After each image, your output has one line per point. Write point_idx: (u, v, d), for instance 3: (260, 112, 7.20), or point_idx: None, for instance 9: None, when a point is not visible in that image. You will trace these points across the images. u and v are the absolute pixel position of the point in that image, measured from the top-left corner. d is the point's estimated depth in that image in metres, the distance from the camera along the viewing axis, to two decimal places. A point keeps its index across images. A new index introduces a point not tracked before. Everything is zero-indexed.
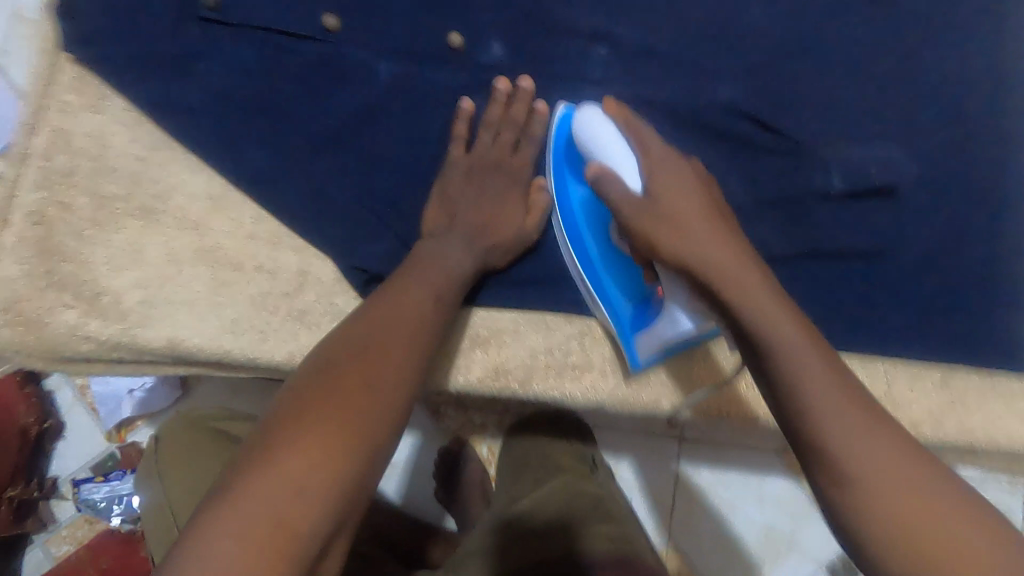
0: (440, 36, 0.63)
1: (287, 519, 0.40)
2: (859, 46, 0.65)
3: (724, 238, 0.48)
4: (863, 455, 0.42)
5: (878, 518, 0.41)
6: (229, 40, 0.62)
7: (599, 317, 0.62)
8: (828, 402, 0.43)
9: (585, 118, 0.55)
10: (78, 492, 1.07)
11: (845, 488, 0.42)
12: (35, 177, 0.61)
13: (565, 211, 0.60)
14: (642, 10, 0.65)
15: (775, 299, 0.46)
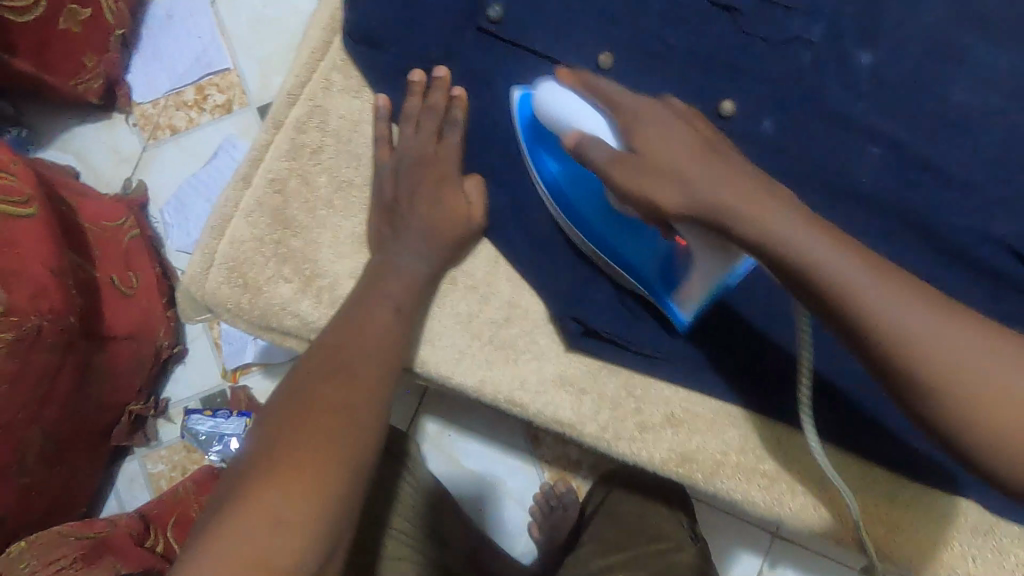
0: (709, 100, 0.61)
1: (265, 557, 0.38)
2: None
3: (712, 156, 0.42)
4: (932, 340, 0.37)
5: (981, 403, 0.37)
6: (502, 55, 0.61)
7: (629, 289, 0.57)
8: (879, 295, 0.38)
9: (545, 97, 0.52)
10: (187, 420, 1.11)
11: (927, 388, 0.38)
12: (285, 147, 0.62)
13: (558, 198, 0.56)
14: (933, 115, 0.60)
15: (785, 207, 0.40)
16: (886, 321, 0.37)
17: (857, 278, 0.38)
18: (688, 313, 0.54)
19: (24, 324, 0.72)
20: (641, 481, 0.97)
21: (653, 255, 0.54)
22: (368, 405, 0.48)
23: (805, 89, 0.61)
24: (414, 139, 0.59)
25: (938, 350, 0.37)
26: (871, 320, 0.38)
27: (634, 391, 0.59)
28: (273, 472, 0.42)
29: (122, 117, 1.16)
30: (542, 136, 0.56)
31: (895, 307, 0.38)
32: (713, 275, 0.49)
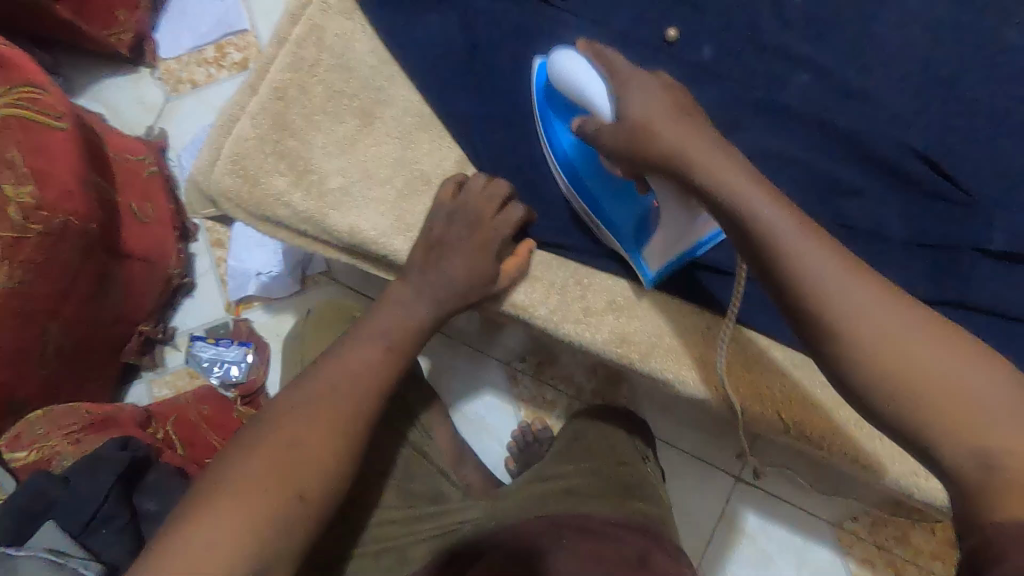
0: (658, 29, 0.69)
1: (292, 436, 0.52)
2: None
3: (691, 134, 0.51)
4: (857, 308, 0.43)
5: (892, 369, 0.42)
6: None
7: (608, 244, 0.67)
8: (816, 259, 0.45)
9: (558, 59, 0.60)
10: (191, 347, 1.20)
11: (835, 329, 0.44)
12: (287, 60, 0.71)
13: (556, 149, 0.65)
14: (852, 46, 0.68)
15: (747, 179, 0.48)
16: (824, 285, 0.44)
17: (801, 244, 0.45)
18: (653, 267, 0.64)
19: (52, 219, 0.81)
20: (606, 414, 1.04)
21: (627, 214, 0.63)
22: None
23: (741, 21, 0.69)
24: None
25: (863, 314, 0.43)
26: (802, 271, 0.45)
27: (582, 280, 0.68)
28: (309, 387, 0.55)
29: (148, 71, 1.27)
30: (552, 96, 0.64)
31: (830, 272, 0.44)
32: (681, 233, 0.59)
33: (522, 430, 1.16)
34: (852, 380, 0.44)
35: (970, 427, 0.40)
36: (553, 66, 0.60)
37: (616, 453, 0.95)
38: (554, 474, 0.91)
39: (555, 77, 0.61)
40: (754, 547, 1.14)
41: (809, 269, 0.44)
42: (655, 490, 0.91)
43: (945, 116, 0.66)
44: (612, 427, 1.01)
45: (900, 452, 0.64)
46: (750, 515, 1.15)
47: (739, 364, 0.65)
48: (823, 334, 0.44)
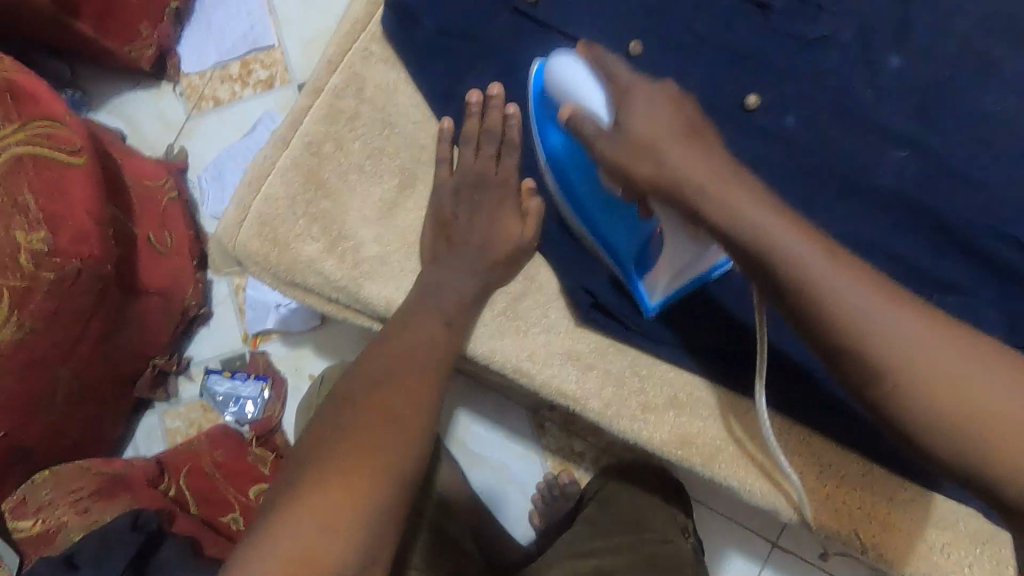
0: (736, 93, 0.62)
1: (313, 559, 0.39)
2: None
3: (696, 149, 0.44)
4: (923, 364, 0.37)
5: (980, 434, 0.36)
6: (534, 36, 0.63)
7: (606, 268, 0.60)
8: (864, 311, 0.38)
9: (562, 64, 0.53)
10: (206, 380, 1.15)
11: (899, 391, 0.38)
12: (323, 112, 0.64)
13: (553, 162, 0.58)
14: (956, 119, 0.60)
15: (758, 204, 0.41)
16: (860, 326, 0.38)
17: (832, 283, 0.39)
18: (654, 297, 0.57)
19: (66, 266, 0.77)
20: (639, 475, 1.04)
21: (630, 238, 0.57)
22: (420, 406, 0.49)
23: (832, 86, 0.61)
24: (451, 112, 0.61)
25: (932, 371, 0.37)
26: (851, 326, 0.38)
27: (640, 371, 0.61)
28: (332, 483, 0.43)
29: (169, 86, 1.21)
30: (548, 101, 0.57)
31: (882, 321, 0.38)
32: (689, 264, 0.52)
33: (549, 483, 1.10)
34: (902, 424, 0.38)
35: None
36: (556, 71, 0.53)
37: (653, 527, 0.94)
38: (591, 548, 0.90)
39: (555, 85, 0.54)
40: None
41: (843, 307, 0.38)
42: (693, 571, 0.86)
43: None
44: (643, 488, 1.01)
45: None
46: None
47: (814, 474, 0.59)
48: (867, 377, 0.38)
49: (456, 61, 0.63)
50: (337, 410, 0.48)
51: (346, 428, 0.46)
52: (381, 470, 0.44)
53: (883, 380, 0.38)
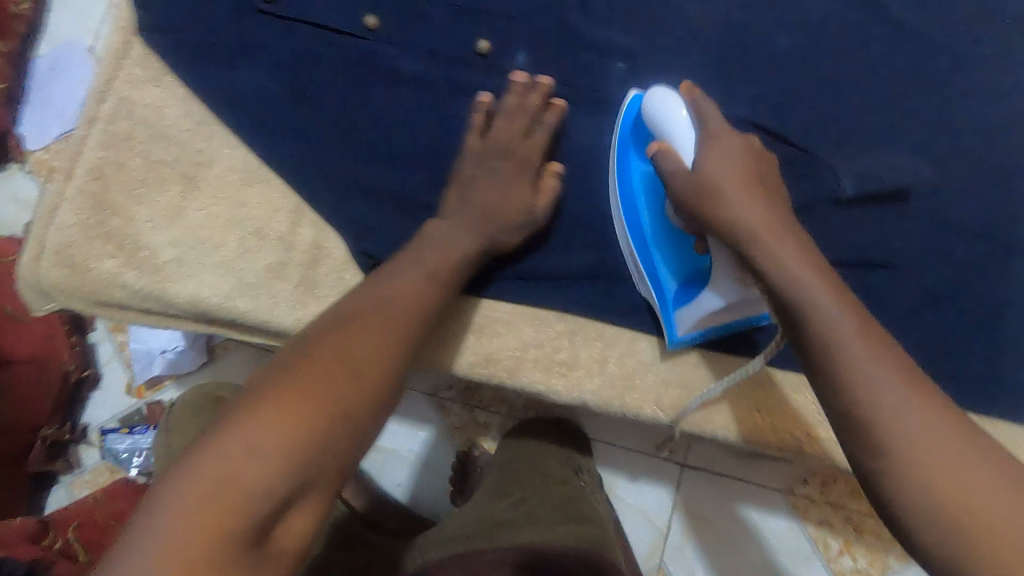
0: (469, 43, 0.68)
1: (235, 476, 0.42)
2: (862, 73, 0.67)
3: (754, 203, 0.50)
4: (898, 423, 0.42)
5: (942, 503, 0.40)
6: (279, 32, 0.68)
7: (644, 293, 0.64)
8: (859, 353, 0.44)
9: (657, 95, 0.56)
10: (105, 440, 1.15)
11: (879, 446, 0.42)
12: (101, 139, 0.68)
13: (623, 182, 0.62)
14: (661, 26, 0.68)
15: (811, 270, 0.47)
16: (860, 377, 0.44)
17: (831, 315, 0.45)
18: (681, 331, 0.61)
19: None
20: (537, 428, 1.10)
21: (677, 275, 0.60)
22: (372, 354, 0.51)
23: (551, 20, 0.68)
24: (279, 125, 0.67)
25: (904, 435, 0.42)
26: (836, 358, 0.44)
27: None
28: (276, 405, 0.45)
29: (17, 167, 1.23)
30: (638, 134, 0.62)
31: (875, 366, 0.44)
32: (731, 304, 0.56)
33: (460, 459, 1.13)
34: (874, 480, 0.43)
35: (988, 528, 0.38)
36: (650, 101, 0.57)
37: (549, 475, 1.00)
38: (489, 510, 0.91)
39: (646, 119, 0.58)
40: (712, 529, 1.13)
41: (831, 332, 0.45)
42: (582, 505, 0.94)
43: (761, 81, 0.67)
44: (552, 445, 1.07)
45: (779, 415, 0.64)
46: (702, 500, 1.14)
47: (608, 359, 0.65)
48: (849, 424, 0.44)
49: (215, 69, 0.68)
50: (294, 351, 0.50)
51: (297, 368, 0.48)
52: (322, 405, 0.46)
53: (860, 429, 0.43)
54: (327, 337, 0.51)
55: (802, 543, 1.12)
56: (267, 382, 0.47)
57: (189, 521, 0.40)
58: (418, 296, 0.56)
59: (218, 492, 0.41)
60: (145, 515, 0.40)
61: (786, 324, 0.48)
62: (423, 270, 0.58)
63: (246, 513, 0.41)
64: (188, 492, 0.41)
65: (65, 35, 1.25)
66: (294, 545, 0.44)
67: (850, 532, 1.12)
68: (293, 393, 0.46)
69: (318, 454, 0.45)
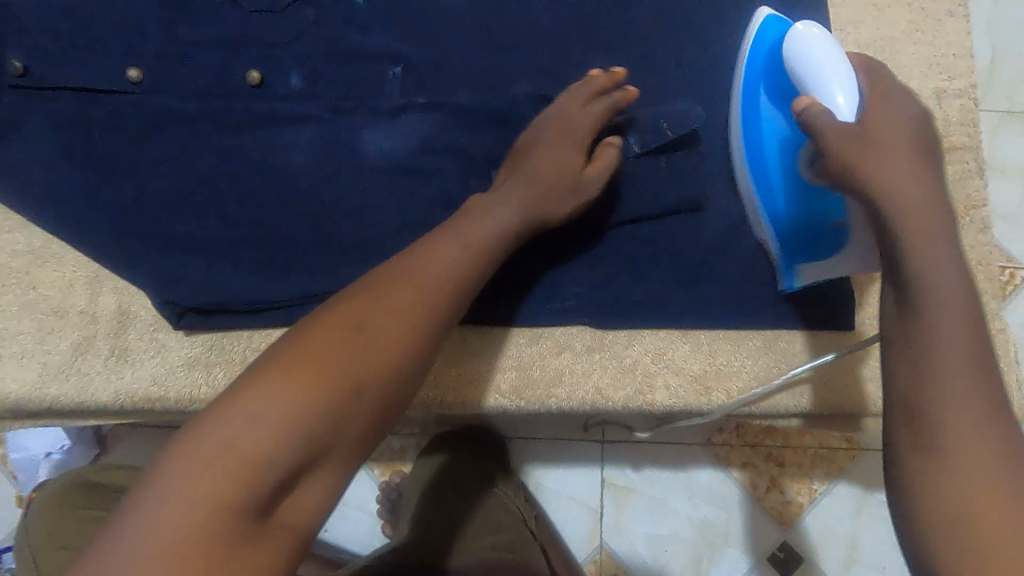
0: (239, 76, 0.67)
1: (240, 442, 0.42)
2: (629, 30, 0.69)
3: (908, 176, 0.48)
4: (954, 430, 0.42)
5: (962, 519, 0.41)
6: (39, 102, 0.66)
7: (764, 238, 0.63)
8: (952, 349, 0.44)
9: (806, 31, 0.56)
10: (2, 561, 1.09)
11: (928, 447, 0.43)
12: None
13: (751, 125, 0.62)
14: (428, 24, 0.69)
15: (948, 259, 0.46)
16: (955, 367, 0.44)
17: (945, 300, 0.45)
18: (800, 278, 0.61)
19: None
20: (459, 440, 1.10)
21: (797, 220, 0.60)
22: (390, 336, 0.49)
23: (319, 38, 0.68)
24: (54, 197, 0.64)
25: (958, 445, 0.42)
26: (931, 347, 0.44)
27: (261, 346, 0.65)
28: (289, 372, 0.45)
29: None
30: (774, 72, 0.60)
31: (964, 368, 0.44)
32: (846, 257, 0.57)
33: (385, 490, 1.11)
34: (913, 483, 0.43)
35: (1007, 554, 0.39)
36: (795, 38, 0.56)
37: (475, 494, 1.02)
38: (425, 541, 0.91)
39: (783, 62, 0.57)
40: (643, 498, 1.14)
41: (940, 313, 0.44)
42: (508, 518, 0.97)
43: (534, 59, 0.69)
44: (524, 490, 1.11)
45: (635, 371, 0.65)
46: (629, 470, 1.15)
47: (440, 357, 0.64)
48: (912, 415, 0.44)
49: None
50: (315, 323, 0.49)
51: (307, 343, 0.47)
52: (331, 377, 0.45)
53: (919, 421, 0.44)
54: (352, 309, 0.50)
55: (732, 489, 1.14)
56: (287, 349, 0.47)
57: (191, 478, 0.40)
58: (461, 269, 0.54)
59: (222, 456, 0.41)
60: (156, 470, 0.40)
61: (901, 304, 0.46)
62: (464, 242, 0.55)
63: (253, 478, 0.41)
64: (188, 458, 0.41)
65: None
66: (298, 527, 0.43)
67: (773, 468, 1.14)
68: (309, 365, 0.46)
69: (330, 439, 0.45)
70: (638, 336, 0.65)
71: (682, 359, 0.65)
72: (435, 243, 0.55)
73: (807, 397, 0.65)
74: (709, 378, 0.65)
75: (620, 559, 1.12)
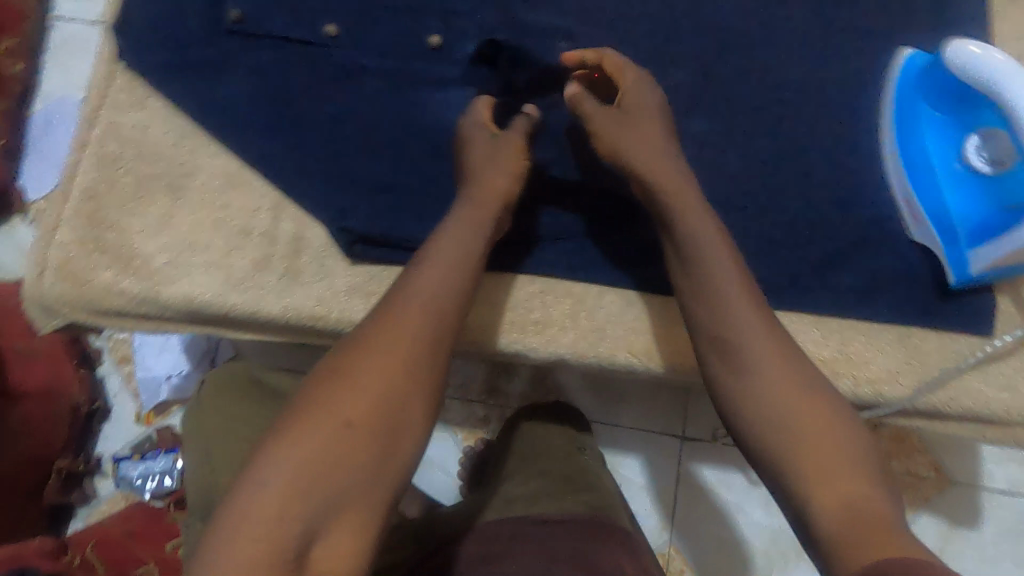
0: (422, 39, 0.74)
1: (246, 509, 0.42)
2: (786, 29, 0.72)
3: (670, 158, 0.63)
4: (796, 438, 0.49)
5: (837, 513, 0.45)
6: (248, 48, 0.75)
7: (930, 242, 0.66)
8: (762, 374, 0.52)
9: (959, 47, 0.60)
10: (118, 469, 1.16)
11: (781, 451, 0.49)
12: (93, 160, 0.74)
13: (906, 136, 0.67)
14: (598, 6, 0.74)
15: (734, 291, 0.56)
16: (758, 380, 0.52)
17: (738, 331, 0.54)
18: (978, 270, 0.62)
19: None
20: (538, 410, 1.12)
21: (974, 213, 0.62)
22: (390, 370, 0.49)
23: (497, 11, 0.74)
24: (254, 131, 0.72)
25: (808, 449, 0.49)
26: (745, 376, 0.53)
27: None
28: (295, 432, 0.45)
29: (21, 218, 1.29)
30: (923, 86, 0.66)
31: (779, 386, 0.52)
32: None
33: (467, 456, 1.15)
34: (736, 412, 0.53)
35: (863, 527, 0.44)
36: (951, 53, 0.60)
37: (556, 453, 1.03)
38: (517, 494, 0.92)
39: (950, 64, 0.60)
40: (717, 499, 1.14)
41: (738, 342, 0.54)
42: (592, 476, 0.98)
43: (694, 46, 0.73)
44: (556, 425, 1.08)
45: None
46: (705, 470, 1.15)
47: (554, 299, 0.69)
48: (722, 352, 0.54)
49: (193, 88, 0.74)
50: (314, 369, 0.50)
51: (313, 391, 0.48)
52: (332, 424, 0.46)
53: (728, 355, 0.54)
54: (339, 354, 0.50)
55: None
56: (295, 404, 0.48)
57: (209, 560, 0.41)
58: (437, 293, 0.54)
59: (233, 531, 0.41)
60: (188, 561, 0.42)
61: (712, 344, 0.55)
62: (439, 261, 0.56)
63: (268, 549, 0.41)
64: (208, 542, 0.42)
65: (58, 91, 1.33)
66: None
67: None
68: (317, 421, 0.46)
69: (342, 480, 0.45)
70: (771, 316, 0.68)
71: (812, 343, 0.66)
72: (416, 271, 0.55)
73: (944, 399, 0.64)
74: (838, 365, 0.65)
75: (690, 556, 1.12)
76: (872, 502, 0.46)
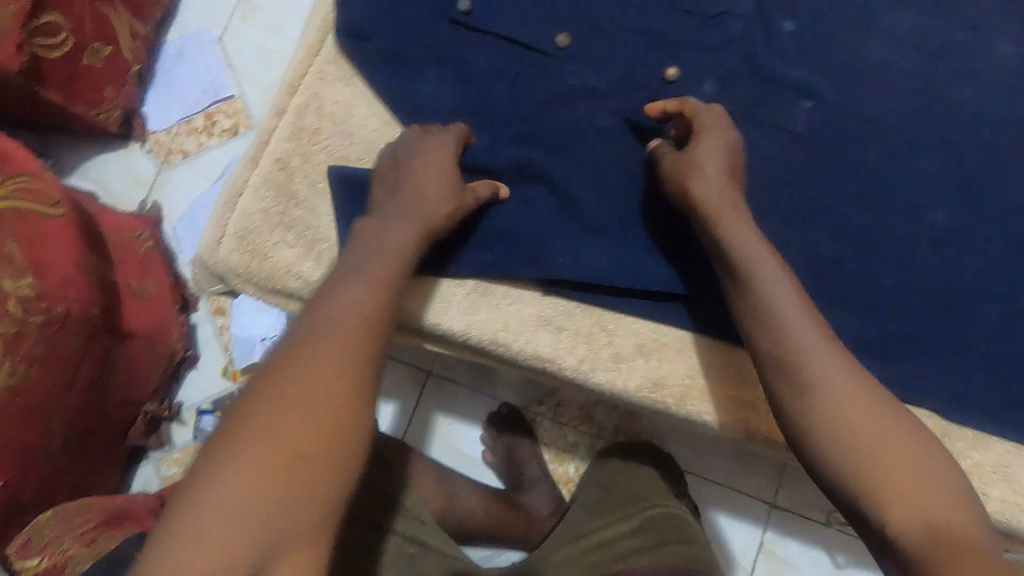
0: (658, 69, 0.70)
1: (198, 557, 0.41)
2: None
3: (726, 180, 0.61)
4: (855, 437, 0.51)
5: (903, 510, 0.47)
6: (472, 43, 0.71)
7: None
8: (817, 369, 0.53)
9: None
10: (200, 422, 1.13)
11: (844, 445, 0.51)
12: (288, 130, 0.71)
13: None
14: (848, 70, 0.70)
15: (770, 271, 0.57)
16: (813, 371, 0.53)
17: (787, 318, 0.55)
18: None
19: (54, 309, 0.80)
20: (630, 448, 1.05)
21: None
22: (328, 417, 0.48)
23: (741, 55, 0.70)
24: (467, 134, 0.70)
25: (866, 452, 0.50)
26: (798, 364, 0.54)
27: (609, 327, 0.70)
28: (234, 478, 0.44)
29: (137, 146, 1.26)
30: None
31: (830, 371, 0.53)
32: None
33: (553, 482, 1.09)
34: (783, 398, 0.54)
35: (922, 523, 0.46)
36: None
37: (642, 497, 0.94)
38: (603, 540, 0.85)
39: None
40: None
41: (787, 327, 0.55)
42: (686, 525, 0.89)
43: (944, 132, 0.69)
44: (640, 468, 1.01)
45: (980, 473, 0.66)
46: (790, 542, 1.11)
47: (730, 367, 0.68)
48: (775, 357, 0.55)
49: (406, 75, 0.71)
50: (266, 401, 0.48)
51: (258, 438, 0.46)
52: (268, 470, 0.45)
53: (783, 361, 0.55)
54: (289, 392, 0.48)
55: None
56: (234, 444, 0.46)
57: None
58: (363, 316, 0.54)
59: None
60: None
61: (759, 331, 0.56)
62: (362, 280, 0.56)
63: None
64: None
65: (196, 24, 1.28)
66: None
67: None
68: (250, 467, 0.45)
69: (290, 526, 0.44)
70: (985, 443, 0.66)
71: None
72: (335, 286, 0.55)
73: None
74: None
75: None
76: (950, 514, 0.47)
